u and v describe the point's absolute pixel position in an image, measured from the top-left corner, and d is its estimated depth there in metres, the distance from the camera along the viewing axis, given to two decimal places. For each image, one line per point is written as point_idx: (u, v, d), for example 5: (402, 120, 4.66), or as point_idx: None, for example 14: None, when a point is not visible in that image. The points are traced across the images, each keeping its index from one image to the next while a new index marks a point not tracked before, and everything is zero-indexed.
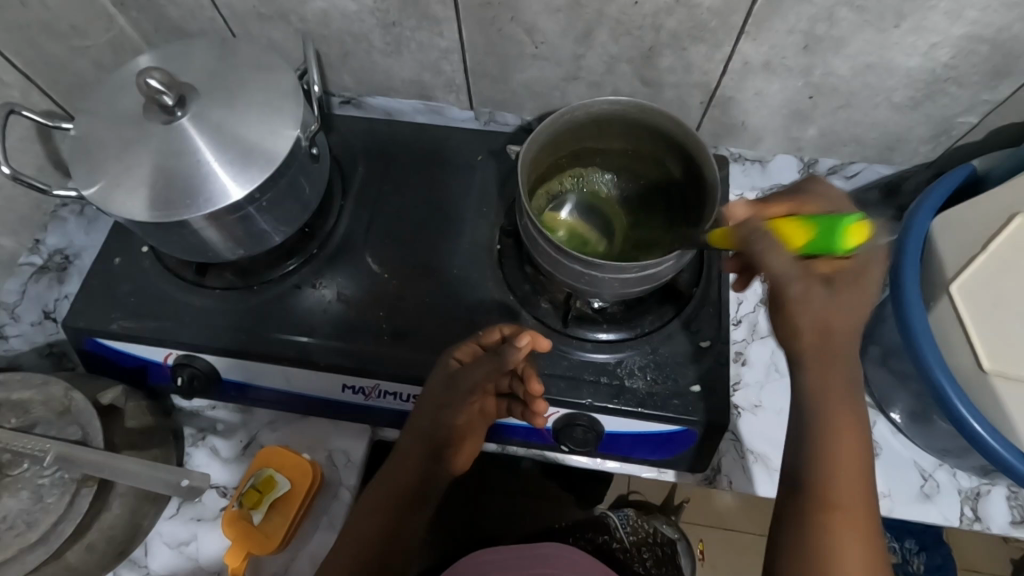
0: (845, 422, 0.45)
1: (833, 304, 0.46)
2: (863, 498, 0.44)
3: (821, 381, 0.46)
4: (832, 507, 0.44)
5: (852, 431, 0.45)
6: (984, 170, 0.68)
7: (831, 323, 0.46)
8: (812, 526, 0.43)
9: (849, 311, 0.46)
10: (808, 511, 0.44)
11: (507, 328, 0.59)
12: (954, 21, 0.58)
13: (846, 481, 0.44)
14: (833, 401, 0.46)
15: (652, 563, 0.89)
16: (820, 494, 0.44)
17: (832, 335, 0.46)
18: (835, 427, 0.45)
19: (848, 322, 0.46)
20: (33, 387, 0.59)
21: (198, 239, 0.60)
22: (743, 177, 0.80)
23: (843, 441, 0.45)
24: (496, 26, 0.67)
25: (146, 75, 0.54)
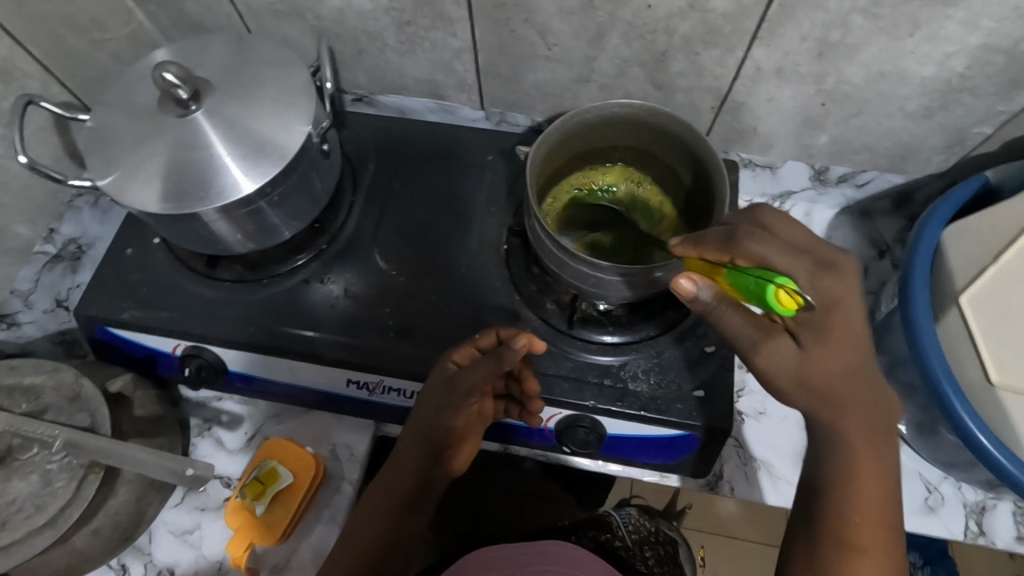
0: (872, 460, 0.46)
1: (824, 359, 0.46)
2: (884, 530, 0.46)
3: (847, 421, 0.46)
4: (854, 542, 0.45)
5: (877, 468, 0.46)
6: (997, 181, 0.66)
7: (831, 379, 0.46)
8: (824, 552, 0.46)
9: (840, 361, 0.46)
10: (824, 539, 0.46)
11: (503, 330, 0.60)
12: (970, 30, 0.58)
13: (869, 518, 0.46)
14: (857, 440, 0.47)
15: (654, 560, 0.88)
16: (839, 532, 0.46)
17: (815, 387, 0.46)
18: (854, 465, 0.46)
19: (832, 371, 0.46)
20: (44, 372, 0.60)
21: (210, 231, 0.61)
22: (754, 183, 0.81)
23: (868, 476, 0.46)
24: (509, 27, 0.68)
25: (162, 68, 0.55)
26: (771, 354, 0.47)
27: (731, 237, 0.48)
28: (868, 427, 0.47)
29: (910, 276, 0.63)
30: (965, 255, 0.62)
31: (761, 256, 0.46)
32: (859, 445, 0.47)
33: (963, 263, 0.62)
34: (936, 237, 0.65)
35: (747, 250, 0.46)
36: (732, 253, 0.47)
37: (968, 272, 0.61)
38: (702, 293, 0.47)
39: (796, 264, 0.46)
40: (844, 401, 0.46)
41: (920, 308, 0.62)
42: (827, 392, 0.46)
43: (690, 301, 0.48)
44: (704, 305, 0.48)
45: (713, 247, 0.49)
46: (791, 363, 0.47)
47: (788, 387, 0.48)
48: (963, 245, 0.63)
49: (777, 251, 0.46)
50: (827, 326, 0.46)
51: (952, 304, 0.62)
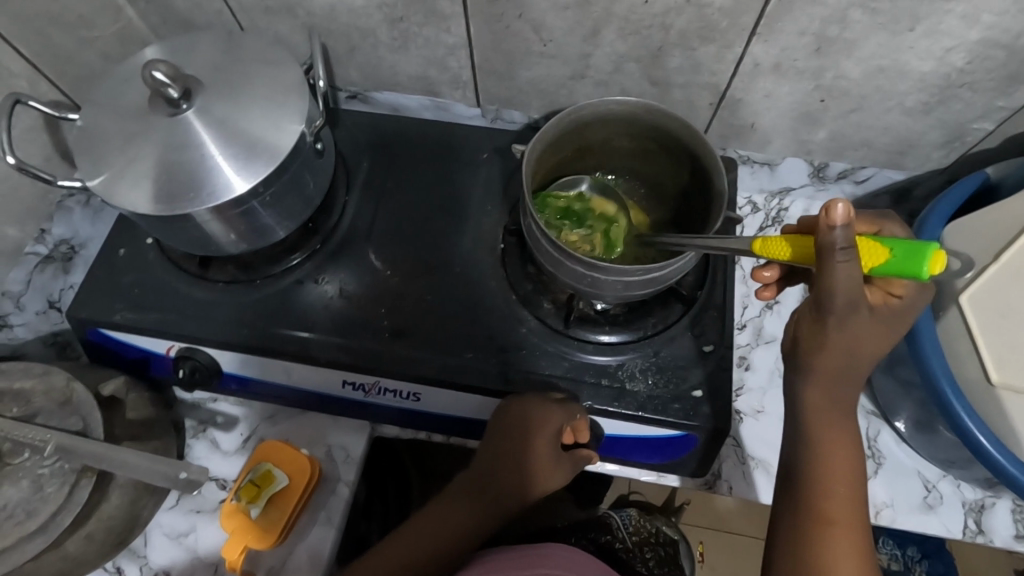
0: (842, 439, 0.47)
1: (866, 330, 0.45)
2: (856, 509, 0.46)
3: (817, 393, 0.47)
4: (829, 523, 0.46)
5: (846, 443, 0.47)
6: (998, 177, 0.66)
7: (858, 347, 0.45)
8: (807, 540, 0.46)
9: (876, 341, 0.45)
10: (800, 522, 0.47)
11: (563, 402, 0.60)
12: (970, 25, 0.57)
13: (841, 495, 0.46)
14: (826, 420, 0.47)
15: (654, 562, 0.90)
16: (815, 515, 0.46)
17: (832, 357, 0.46)
18: (827, 444, 0.47)
19: (847, 348, 0.45)
20: (34, 377, 0.59)
21: (201, 232, 0.60)
22: (752, 180, 0.81)
23: (839, 455, 0.47)
24: (503, 23, 0.67)
25: (150, 67, 0.54)
26: (850, 322, 0.44)
27: None
28: (836, 401, 0.47)
29: None
30: (964, 254, 0.62)
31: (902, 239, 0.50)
32: (827, 422, 0.47)
33: None
34: (938, 234, 0.64)
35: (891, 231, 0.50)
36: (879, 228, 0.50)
37: (968, 271, 0.61)
38: (841, 231, 0.39)
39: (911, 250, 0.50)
40: (842, 380, 0.46)
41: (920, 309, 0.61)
42: (829, 368, 0.46)
43: (824, 231, 0.40)
44: (844, 239, 0.40)
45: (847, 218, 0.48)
46: (851, 324, 0.44)
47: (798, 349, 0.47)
48: (962, 244, 0.62)
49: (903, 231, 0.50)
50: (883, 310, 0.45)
51: (953, 303, 0.61)
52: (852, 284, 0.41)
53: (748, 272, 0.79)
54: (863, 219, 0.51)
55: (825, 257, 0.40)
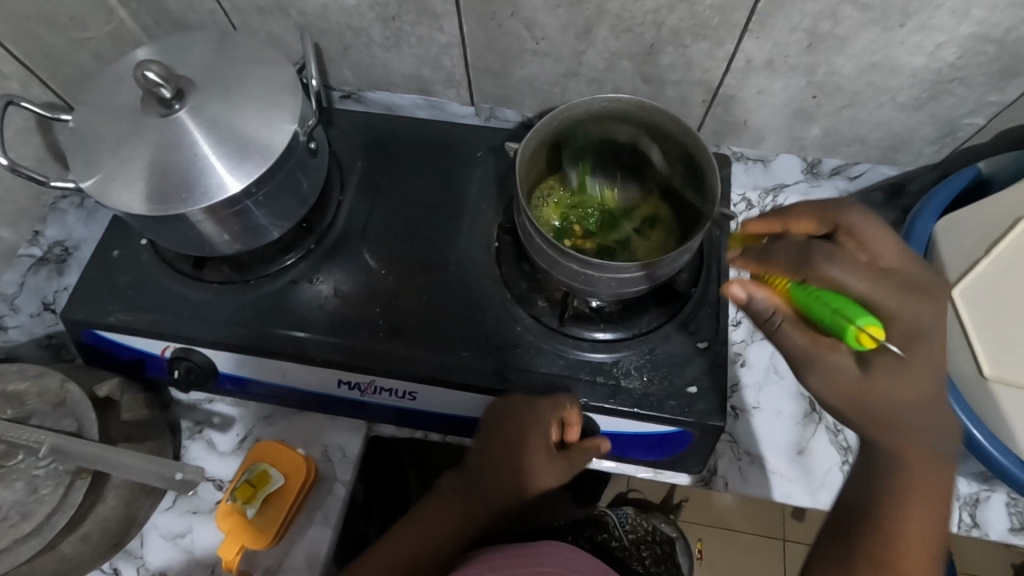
0: (926, 491, 0.47)
1: (898, 382, 0.45)
2: (926, 558, 0.47)
3: (915, 448, 0.47)
4: (892, 568, 0.47)
5: (931, 495, 0.47)
6: (989, 173, 0.66)
7: (889, 402, 0.46)
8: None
9: (918, 385, 0.45)
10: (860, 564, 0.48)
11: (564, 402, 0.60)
12: (961, 20, 0.57)
13: (912, 548, 0.47)
14: (913, 471, 0.47)
15: (651, 561, 0.89)
16: (885, 561, 0.47)
17: (867, 411, 0.46)
18: (909, 493, 0.47)
19: (898, 404, 0.46)
20: (29, 378, 0.59)
21: (195, 232, 0.60)
22: (745, 177, 0.80)
23: (919, 507, 0.47)
24: (496, 21, 0.67)
25: (142, 67, 0.54)
26: (831, 376, 0.46)
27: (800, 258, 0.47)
28: (913, 452, 0.47)
29: None
30: (956, 249, 0.62)
31: (839, 281, 0.45)
32: (915, 473, 0.47)
33: (954, 258, 0.62)
34: (930, 229, 0.64)
35: (825, 273, 0.45)
36: (805, 274, 0.46)
37: (960, 266, 0.61)
38: (754, 304, 0.48)
39: (876, 288, 0.45)
40: (904, 431, 0.46)
41: None
42: (886, 421, 0.46)
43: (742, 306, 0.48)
44: (757, 314, 0.48)
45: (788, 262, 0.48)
46: (850, 372, 0.46)
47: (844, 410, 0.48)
48: (954, 239, 0.62)
49: (853, 271, 0.45)
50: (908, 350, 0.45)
51: None
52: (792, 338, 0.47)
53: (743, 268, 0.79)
54: (788, 263, 0.47)
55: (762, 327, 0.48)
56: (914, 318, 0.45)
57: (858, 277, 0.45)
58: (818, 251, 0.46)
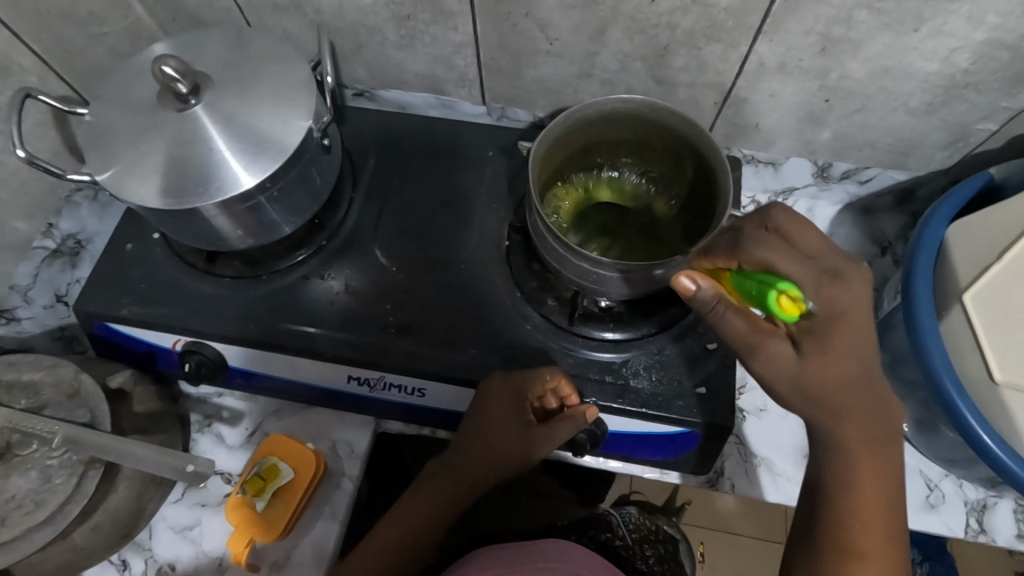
0: (872, 466, 0.47)
1: (832, 361, 0.47)
2: (886, 539, 0.46)
3: (847, 427, 0.47)
4: (858, 553, 0.45)
5: (876, 468, 0.47)
6: (1001, 178, 0.66)
7: (822, 380, 0.47)
8: (828, 564, 0.46)
9: (843, 362, 0.47)
10: (820, 548, 0.47)
11: (550, 378, 0.61)
12: (975, 25, 0.57)
13: (866, 527, 0.46)
14: (857, 446, 0.47)
15: (654, 560, 0.89)
16: (841, 542, 0.46)
17: (818, 396, 0.47)
18: (857, 474, 0.47)
19: (832, 381, 0.47)
20: (43, 369, 0.60)
21: (209, 227, 0.61)
22: (755, 179, 0.81)
23: (867, 480, 0.47)
24: (510, 21, 0.67)
25: (160, 62, 0.55)
26: (773, 359, 0.48)
27: (737, 243, 0.51)
28: (860, 423, 0.47)
29: (912, 273, 0.63)
30: (968, 253, 0.62)
31: (767, 262, 0.49)
32: (857, 447, 0.47)
33: (964, 262, 0.62)
34: (940, 234, 0.64)
35: (753, 256, 0.50)
36: (739, 258, 0.51)
37: (970, 270, 0.61)
38: (700, 294, 0.49)
39: (803, 269, 0.49)
40: (843, 407, 0.47)
41: (923, 309, 0.61)
42: (826, 400, 0.47)
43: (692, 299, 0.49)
44: (704, 305, 0.49)
45: (722, 253, 0.52)
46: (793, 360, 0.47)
47: (785, 394, 0.48)
48: (966, 243, 0.62)
49: (789, 260, 0.49)
50: (835, 332, 0.47)
51: (955, 302, 0.61)
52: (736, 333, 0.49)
53: None
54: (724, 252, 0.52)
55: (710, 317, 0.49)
56: (830, 298, 0.48)
57: (785, 257, 0.49)
58: (749, 239, 0.51)
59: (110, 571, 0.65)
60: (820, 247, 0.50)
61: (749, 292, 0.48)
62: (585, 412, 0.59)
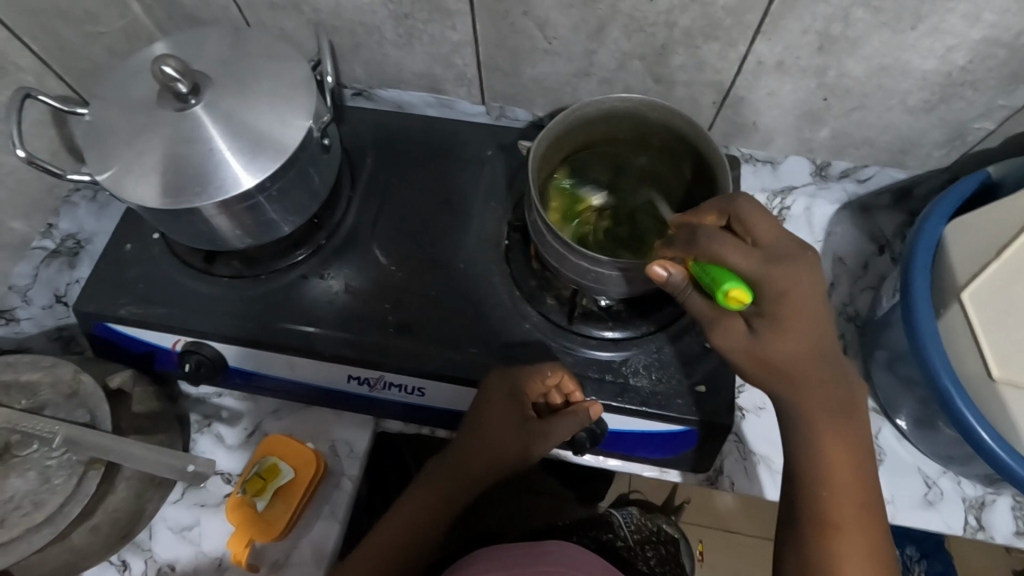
0: (843, 439, 0.48)
1: (790, 338, 0.47)
2: (862, 513, 0.47)
3: (805, 399, 0.48)
4: (835, 528, 0.46)
5: (845, 444, 0.48)
6: (998, 176, 0.66)
7: (767, 357, 0.48)
8: (813, 546, 0.46)
9: (799, 337, 0.47)
10: (804, 532, 0.47)
11: (551, 375, 0.60)
12: (972, 23, 0.57)
13: (844, 502, 0.47)
14: (822, 422, 0.48)
15: (655, 561, 0.89)
16: (819, 520, 0.47)
17: (772, 369, 0.48)
18: (829, 452, 0.47)
19: (790, 357, 0.47)
20: (42, 369, 0.60)
21: (208, 226, 0.61)
22: (754, 178, 0.80)
23: (839, 456, 0.47)
24: (508, 20, 0.67)
25: (159, 62, 0.55)
26: (725, 335, 0.49)
27: (695, 239, 0.50)
28: (827, 404, 0.48)
29: (911, 271, 0.63)
30: (965, 251, 0.62)
31: (722, 257, 0.47)
32: (823, 424, 0.48)
33: (962, 260, 0.62)
34: (937, 234, 0.65)
35: (711, 250, 0.48)
36: (697, 252, 0.50)
37: (968, 268, 0.61)
38: (673, 278, 0.51)
39: (751, 263, 0.47)
40: (805, 381, 0.48)
41: (922, 307, 0.62)
42: (784, 376, 0.48)
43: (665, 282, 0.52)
44: (675, 289, 0.51)
45: (684, 245, 0.51)
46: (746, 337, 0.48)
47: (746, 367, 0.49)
48: (964, 242, 0.62)
49: (733, 249, 0.47)
50: (785, 313, 0.47)
51: (953, 299, 0.62)
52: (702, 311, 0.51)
53: None
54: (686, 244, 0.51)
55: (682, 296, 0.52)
56: (784, 284, 0.47)
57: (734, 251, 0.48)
58: (704, 233, 0.49)
59: (110, 571, 0.65)
60: (774, 234, 0.49)
61: (701, 282, 0.48)
62: (590, 408, 0.60)
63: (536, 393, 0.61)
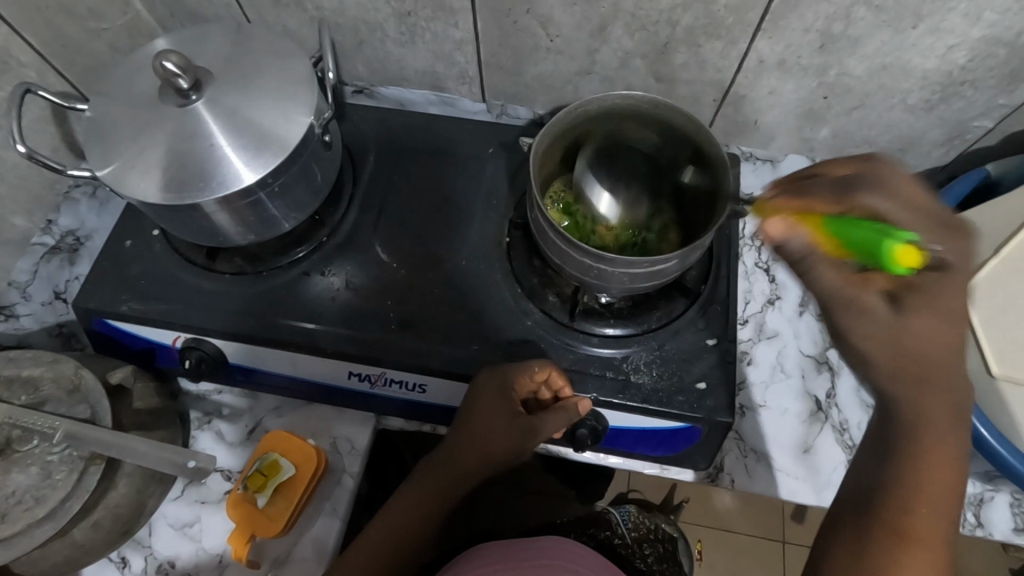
0: (943, 449, 0.42)
1: (935, 328, 0.42)
2: (941, 526, 0.42)
3: (910, 401, 0.43)
4: (911, 539, 0.41)
5: (942, 456, 0.42)
6: (998, 174, 0.66)
7: (900, 341, 0.42)
8: (881, 552, 0.42)
9: (939, 333, 0.42)
10: (874, 535, 0.42)
11: (539, 371, 0.59)
12: (973, 23, 0.58)
13: (925, 510, 0.42)
14: (927, 427, 0.43)
15: (653, 559, 0.89)
16: (896, 526, 0.42)
17: (918, 360, 0.42)
18: (924, 454, 0.42)
19: (936, 342, 0.42)
20: (44, 364, 0.60)
21: (209, 223, 0.61)
22: (755, 177, 0.79)
23: (936, 465, 0.42)
24: (511, 18, 0.67)
25: (162, 57, 0.55)
26: (862, 316, 0.43)
27: (845, 189, 0.45)
28: (938, 411, 0.43)
29: None
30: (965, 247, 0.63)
31: (875, 210, 0.44)
32: (928, 434, 0.42)
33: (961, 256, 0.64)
34: None
35: (869, 205, 0.44)
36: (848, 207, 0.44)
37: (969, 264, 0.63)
38: (789, 244, 0.44)
39: (917, 220, 0.43)
40: (930, 381, 0.43)
41: None
42: (916, 371, 0.43)
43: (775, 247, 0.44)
44: (792, 255, 0.44)
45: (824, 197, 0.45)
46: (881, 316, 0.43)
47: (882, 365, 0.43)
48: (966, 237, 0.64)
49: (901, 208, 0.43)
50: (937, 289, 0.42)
51: None
52: (830, 283, 0.43)
53: (751, 268, 0.79)
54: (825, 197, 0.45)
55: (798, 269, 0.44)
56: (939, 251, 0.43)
57: (896, 206, 0.43)
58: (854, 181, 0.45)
59: (109, 568, 0.64)
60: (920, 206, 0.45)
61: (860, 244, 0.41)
62: (579, 404, 0.59)
63: (526, 389, 0.60)
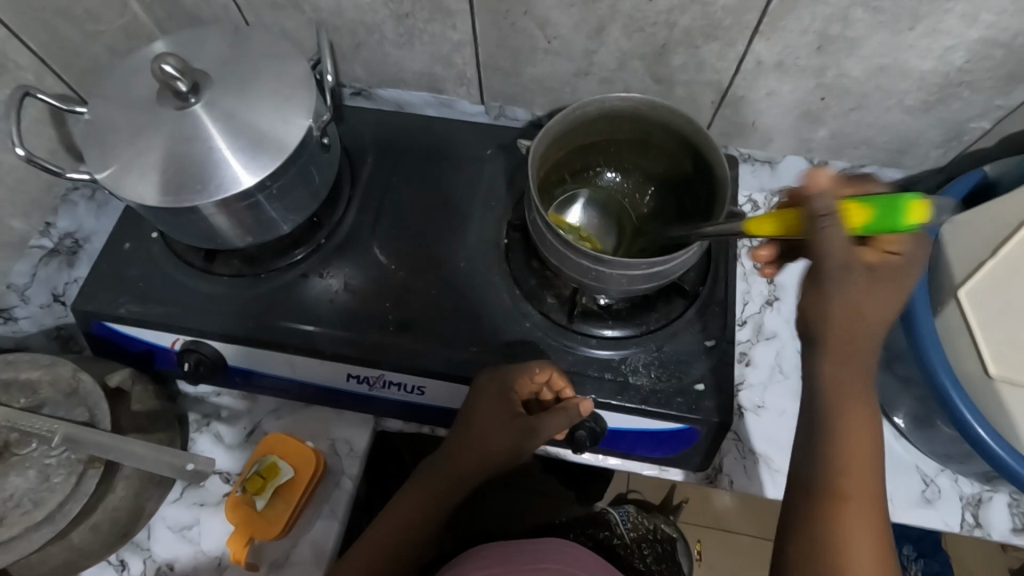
0: (860, 410, 0.45)
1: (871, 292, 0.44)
2: (873, 490, 0.44)
3: (844, 368, 0.46)
4: (843, 498, 0.44)
5: (867, 422, 0.45)
6: (995, 176, 0.66)
7: (862, 306, 0.44)
8: (820, 518, 0.44)
9: (879, 301, 0.45)
10: (814, 504, 0.44)
11: (536, 372, 0.60)
12: (970, 24, 0.58)
13: (858, 475, 0.44)
14: (850, 391, 0.45)
15: (652, 559, 0.89)
16: (833, 491, 0.44)
17: (855, 314, 0.44)
18: (849, 421, 0.45)
19: (875, 307, 0.45)
20: (42, 367, 0.59)
21: (208, 226, 0.61)
22: (753, 178, 0.80)
23: (858, 429, 0.45)
24: (509, 20, 0.67)
25: (160, 60, 0.55)
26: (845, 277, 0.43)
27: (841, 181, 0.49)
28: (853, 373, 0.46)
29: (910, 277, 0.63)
30: (965, 245, 0.63)
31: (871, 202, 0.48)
32: (851, 397, 0.45)
33: (960, 254, 0.63)
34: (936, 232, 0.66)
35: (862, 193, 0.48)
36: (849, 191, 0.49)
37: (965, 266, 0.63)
38: (817, 199, 0.42)
39: None
40: (856, 341, 0.45)
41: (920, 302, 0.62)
42: (855, 327, 0.45)
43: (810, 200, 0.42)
44: (820, 213, 0.42)
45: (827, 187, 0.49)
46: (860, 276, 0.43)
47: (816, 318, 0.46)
48: (964, 236, 0.64)
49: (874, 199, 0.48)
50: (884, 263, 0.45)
51: (950, 297, 0.62)
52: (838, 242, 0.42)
53: (749, 269, 0.79)
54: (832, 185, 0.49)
55: (812, 223, 0.42)
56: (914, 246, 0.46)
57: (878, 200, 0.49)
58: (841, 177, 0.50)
59: (108, 571, 0.64)
60: None
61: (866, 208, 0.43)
62: (579, 405, 0.59)
63: (524, 390, 0.60)
